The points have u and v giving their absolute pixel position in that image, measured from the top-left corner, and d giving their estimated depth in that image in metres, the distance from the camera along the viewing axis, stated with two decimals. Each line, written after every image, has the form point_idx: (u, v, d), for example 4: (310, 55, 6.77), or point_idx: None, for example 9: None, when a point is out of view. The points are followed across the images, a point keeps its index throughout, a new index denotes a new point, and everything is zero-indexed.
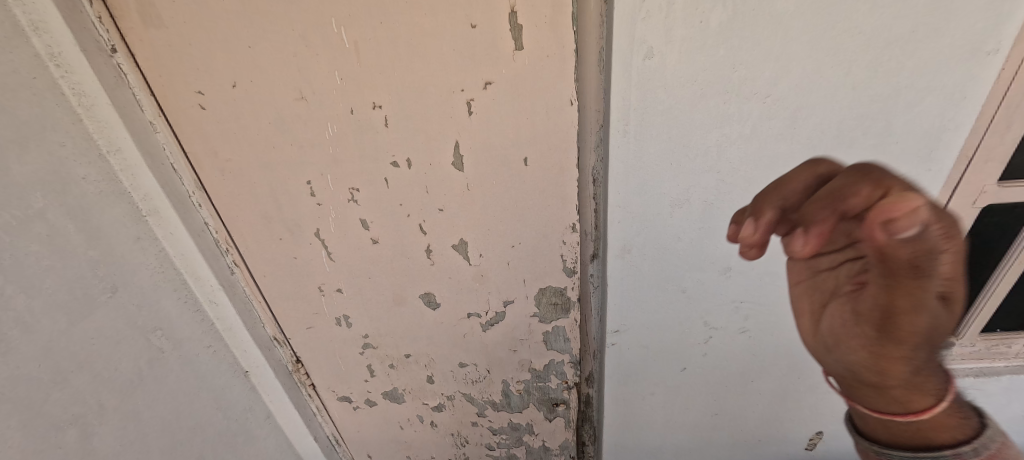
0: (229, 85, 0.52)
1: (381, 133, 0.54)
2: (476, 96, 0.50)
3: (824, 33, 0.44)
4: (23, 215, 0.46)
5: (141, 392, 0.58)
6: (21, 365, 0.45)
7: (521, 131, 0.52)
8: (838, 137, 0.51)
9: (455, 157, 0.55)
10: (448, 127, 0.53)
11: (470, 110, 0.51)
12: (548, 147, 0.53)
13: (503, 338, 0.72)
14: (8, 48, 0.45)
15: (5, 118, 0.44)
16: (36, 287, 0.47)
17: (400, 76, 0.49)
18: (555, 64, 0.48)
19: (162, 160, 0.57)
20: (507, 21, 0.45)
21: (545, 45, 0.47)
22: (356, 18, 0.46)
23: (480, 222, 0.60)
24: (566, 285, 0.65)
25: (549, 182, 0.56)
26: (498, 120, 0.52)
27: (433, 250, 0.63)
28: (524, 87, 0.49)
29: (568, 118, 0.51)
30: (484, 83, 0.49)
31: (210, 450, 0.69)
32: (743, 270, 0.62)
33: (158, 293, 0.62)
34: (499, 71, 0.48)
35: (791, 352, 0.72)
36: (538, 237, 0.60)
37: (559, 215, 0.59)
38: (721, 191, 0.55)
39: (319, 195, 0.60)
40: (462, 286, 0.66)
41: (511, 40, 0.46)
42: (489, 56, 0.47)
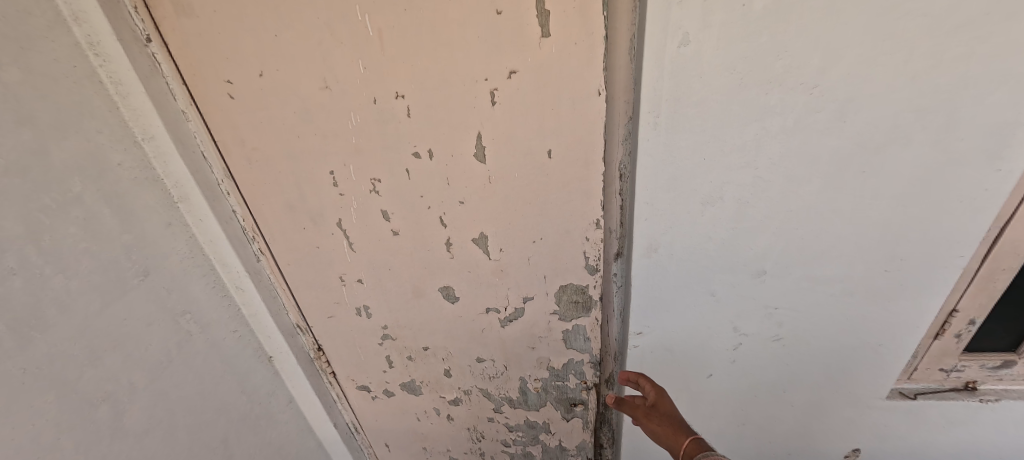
0: (257, 74, 0.52)
1: (403, 124, 0.53)
2: (500, 85, 0.48)
3: (882, 18, 0.40)
4: (59, 199, 0.48)
5: (168, 372, 0.61)
6: (57, 343, 0.48)
7: (545, 122, 0.50)
8: (892, 132, 0.46)
9: (477, 149, 0.53)
10: (470, 118, 0.51)
11: (493, 100, 0.49)
12: (573, 138, 0.51)
13: (522, 335, 0.71)
14: (49, 40, 0.47)
15: (45, 106, 0.47)
16: (73, 268, 0.49)
17: (425, 65, 0.48)
18: (582, 50, 0.45)
19: (193, 148, 0.58)
20: (534, 6, 0.43)
21: (572, 32, 0.44)
22: (380, 5, 0.44)
23: (501, 215, 0.58)
24: (588, 283, 0.63)
25: (575, 175, 0.53)
26: (523, 110, 0.49)
27: (452, 243, 0.62)
28: (549, 76, 0.47)
29: (596, 109, 0.48)
30: (509, 72, 0.47)
31: (235, 432, 0.72)
32: (779, 273, 0.58)
33: (187, 277, 0.64)
34: (525, 59, 0.46)
35: (828, 364, 0.67)
36: (561, 233, 0.58)
37: (583, 210, 0.56)
38: (758, 188, 0.52)
39: (339, 184, 0.59)
40: (481, 280, 0.65)
41: (538, 27, 0.44)
42: (515, 43, 0.45)
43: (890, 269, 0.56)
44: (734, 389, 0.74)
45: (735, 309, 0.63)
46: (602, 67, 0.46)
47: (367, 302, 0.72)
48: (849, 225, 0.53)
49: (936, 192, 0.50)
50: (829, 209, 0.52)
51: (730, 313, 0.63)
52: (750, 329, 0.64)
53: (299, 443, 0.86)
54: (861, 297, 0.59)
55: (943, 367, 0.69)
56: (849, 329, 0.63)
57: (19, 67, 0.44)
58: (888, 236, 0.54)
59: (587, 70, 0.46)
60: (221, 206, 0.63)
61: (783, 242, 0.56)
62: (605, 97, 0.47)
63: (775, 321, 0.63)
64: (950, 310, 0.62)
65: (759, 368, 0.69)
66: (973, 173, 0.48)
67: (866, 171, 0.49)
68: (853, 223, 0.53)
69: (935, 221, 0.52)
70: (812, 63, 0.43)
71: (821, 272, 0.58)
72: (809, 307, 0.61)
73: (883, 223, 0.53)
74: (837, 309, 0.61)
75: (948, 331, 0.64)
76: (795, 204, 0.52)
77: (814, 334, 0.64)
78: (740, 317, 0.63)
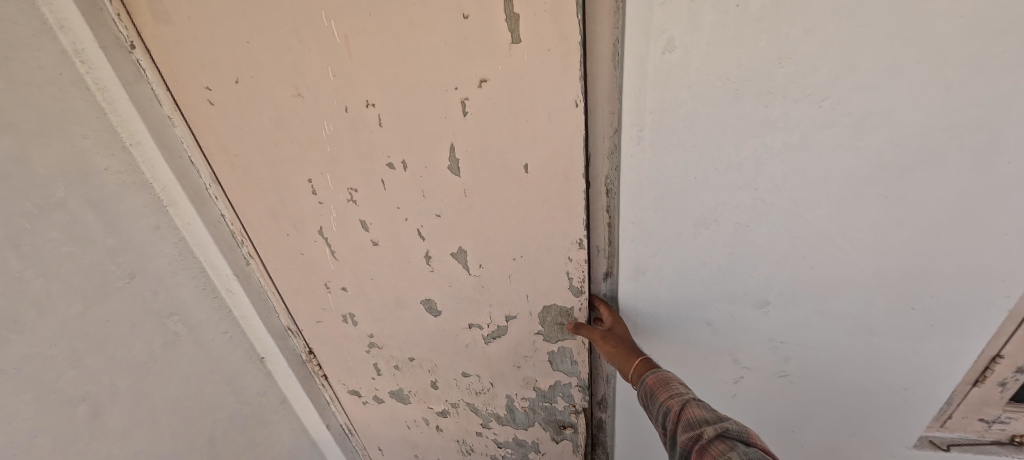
0: (231, 80, 0.49)
1: (375, 133, 0.50)
2: (471, 95, 0.45)
3: (906, 18, 0.33)
4: (41, 204, 0.49)
5: (152, 374, 0.62)
6: (35, 344, 0.49)
7: (520, 134, 0.46)
8: (920, 153, 0.39)
9: (451, 161, 0.50)
10: (442, 128, 0.48)
11: (464, 111, 0.46)
12: (550, 153, 0.47)
13: (507, 352, 0.68)
14: (34, 47, 0.47)
15: (27, 112, 0.47)
16: (55, 271, 0.50)
17: (392, 72, 0.45)
18: (557, 59, 0.41)
19: (179, 153, 0.56)
20: (502, 10, 0.39)
21: (544, 38, 0.40)
22: (343, 9, 0.42)
23: (480, 231, 0.55)
24: (572, 305, 0.59)
25: (554, 192, 0.50)
26: (497, 121, 0.46)
27: (432, 256, 0.60)
28: (523, 84, 0.43)
29: (574, 121, 0.44)
30: (479, 80, 0.44)
31: (222, 430, 0.73)
32: (783, 305, 0.52)
33: (177, 281, 0.64)
34: (494, 66, 0.43)
35: (846, 404, 0.60)
36: (542, 251, 0.55)
37: (565, 229, 0.52)
38: (758, 211, 0.46)
39: (316, 193, 0.57)
40: (462, 295, 0.63)
41: (508, 32, 0.40)
42: (485, 49, 0.42)
43: (917, 307, 0.49)
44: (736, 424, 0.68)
45: (735, 340, 0.57)
46: (580, 76, 0.41)
47: (352, 311, 0.70)
48: (867, 255, 0.46)
49: (973, 224, 0.42)
50: (843, 238, 0.46)
51: (727, 343, 0.58)
52: (751, 362, 0.59)
53: (291, 442, 0.87)
54: (883, 336, 0.52)
55: (983, 417, 0.60)
56: (867, 369, 0.56)
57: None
58: (915, 270, 0.46)
59: (564, 80, 0.42)
60: (209, 210, 0.61)
61: (789, 271, 0.50)
62: (583, 108, 0.43)
63: (781, 356, 0.57)
64: (993, 355, 0.53)
65: (764, 403, 0.64)
66: (1022, 202, 0.40)
67: (888, 196, 0.42)
68: (872, 255, 0.46)
69: (972, 255, 0.44)
70: (820, 71, 0.37)
71: (833, 306, 0.51)
72: (820, 343, 0.55)
73: (906, 256, 0.46)
74: (855, 347, 0.54)
75: (989, 378, 0.55)
76: (804, 230, 0.46)
77: (826, 372, 0.57)
78: (740, 347, 0.58)
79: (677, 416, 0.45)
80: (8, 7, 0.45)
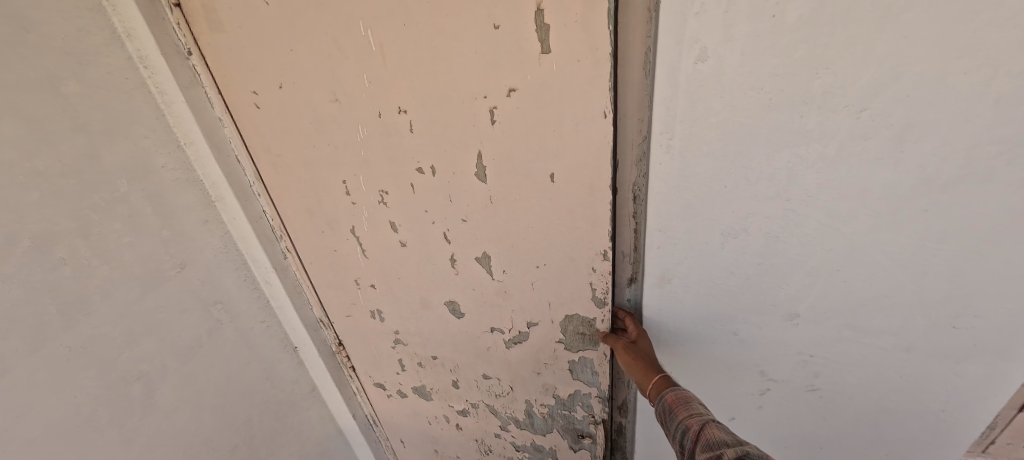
0: (276, 85, 0.52)
1: (405, 138, 0.52)
2: (499, 104, 0.46)
3: (953, 27, 0.32)
4: (107, 198, 0.53)
5: (198, 357, 0.66)
6: (98, 326, 0.54)
7: (546, 143, 0.47)
8: (968, 167, 0.38)
9: (478, 167, 0.51)
10: (470, 136, 0.49)
11: (492, 119, 0.47)
12: (577, 163, 0.47)
13: (527, 358, 0.69)
14: (104, 54, 0.52)
15: (99, 113, 0.52)
16: (117, 259, 0.55)
17: (425, 81, 0.47)
18: (586, 69, 0.41)
19: (227, 152, 0.60)
20: (533, 21, 0.40)
21: (573, 48, 0.41)
22: (381, 20, 0.44)
23: (504, 237, 0.56)
24: (595, 316, 0.59)
25: (579, 202, 0.50)
26: (525, 130, 0.47)
27: (456, 259, 0.61)
28: (550, 94, 0.44)
29: (601, 132, 0.45)
30: (507, 89, 0.45)
31: (257, 414, 0.77)
32: (815, 318, 0.51)
33: (222, 271, 0.68)
34: (523, 76, 0.44)
35: (880, 423, 0.58)
36: (565, 260, 0.55)
37: (589, 239, 0.53)
38: (790, 221, 0.45)
39: (350, 194, 0.60)
40: (485, 298, 0.64)
41: (538, 42, 0.41)
42: (514, 59, 0.43)
43: (960, 327, 0.47)
44: (762, 436, 0.67)
45: (763, 351, 0.56)
46: (610, 87, 0.42)
47: (380, 308, 0.73)
48: (906, 270, 0.45)
49: None
50: (880, 252, 0.44)
51: (753, 354, 0.57)
52: (779, 374, 0.58)
53: (319, 429, 0.91)
54: (921, 355, 0.50)
55: None
56: (901, 388, 0.53)
57: (74, 79, 0.50)
58: (958, 287, 0.44)
59: (592, 91, 0.43)
60: (253, 206, 0.65)
61: (821, 284, 0.48)
62: (612, 119, 0.43)
63: (811, 369, 0.56)
64: None
65: (791, 417, 0.62)
66: None
67: (930, 210, 0.41)
68: (912, 270, 0.45)
69: None
70: (858, 80, 0.36)
71: (867, 323, 0.49)
72: (853, 359, 0.53)
73: (949, 273, 0.44)
74: (891, 364, 0.52)
75: None
76: (837, 243, 0.45)
77: (858, 389, 0.55)
78: (766, 360, 0.57)
79: (696, 435, 0.45)
80: (84, 17, 0.49)
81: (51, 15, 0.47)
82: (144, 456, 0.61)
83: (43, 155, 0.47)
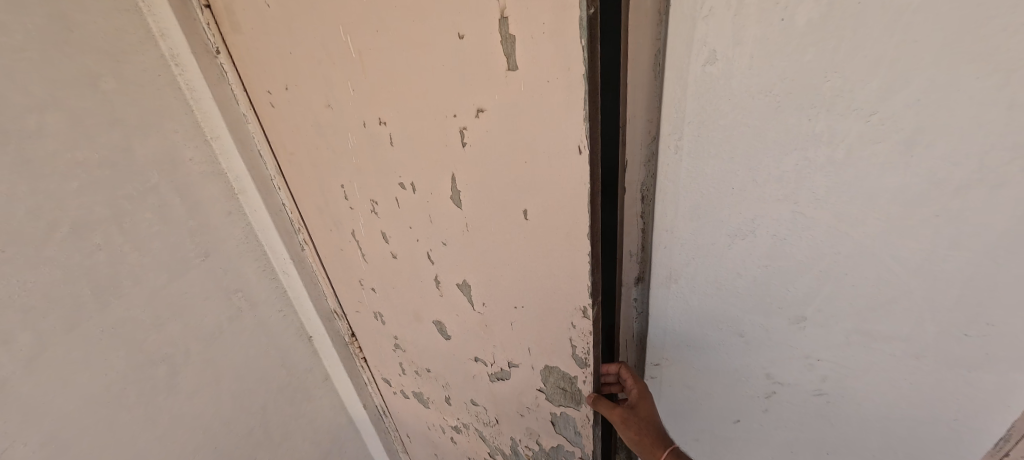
0: (284, 86, 0.53)
1: (388, 150, 0.50)
2: (469, 124, 0.41)
3: (966, 32, 0.32)
4: (140, 188, 0.57)
5: (218, 343, 0.69)
6: (129, 309, 0.57)
7: (520, 175, 0.41)
8: (980, 173, 0.37)
9: (452, 192, 0.48)
10: (444, 157, 0.45)
11: (463, 141, 0.42)
12: (552, 202, 0.40)
13: (510, 396, 0.66)
14: (140, 51, 0.55)
15: (134, 108, 0.55)
16: (147, 246, 0.58)
17: (399, 92, 0.44)
18: (558, 92, 0.34)
19: (250, 147, 0.63)
20: (498, 31, 0.34)
21: (543, 67, 0.33)
22: (358, 24, 0.41)
23: (482, 267, 0.53)
24: (577, 374, 0.54)
25: (556, 244, 0.43)
26: (496, 158, 0.42)
27: (441, 282, 0.60)
28: (521, 118, 0.37)
29: (575, 168, 0.37)
30: (476, 109, 0.39)
31: (272, 399, 0.80)
32: (822, 322, 0.51)
33: (243, 261, 0.71)
34: (491, 94, 0.38)
35: (888, 431, 0.57)
36: (546, 306, 0.50)
37: (568, 290, 0.46)
38: (799, 225, 0.45)
39: (348, 198, 0.60)
40: (469, 326, 0.62)
41: (503, 56, 0.35)
42: (481, 76, 0.37)
43: (971, 335, 0.46)
44: (768, 440, 0.67)
45: (769, 355, 0.56)
46: (585, 114, 0.33)
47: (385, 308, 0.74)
48: (915, 275, 0.44)
49: None
50: (890, 256, 0.44)
51: (759, 357, 0.57)
52: (786, 377, 0.58)
53: (331, 417, 0.94)
54: (931, 362, 0.49)
55: None
56: (910, 396, 0.53)
57: (112, 76, 0.53)
58: (970, 294, 0.43)
59: (566, 119, 0.35)
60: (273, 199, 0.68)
61: (829, 287, 0.48)
62: (588, 156, 0.35)
63: (819, 374, 0.55)
64: None
65: (798, 422, 0.62)
66: None
67: (941, 216, 0.40)
68: (922, 275, 0.44)
69: None
70: (868, 83, 0.36)
71: (875, 328, 0.49)
72: (860, 365, 0.53)
73: (961, 280, 0.43)
74: (899, 370, 0.51)
75: None
76: (845, 246, 0.45)
77: (864, 395, 0.55)
78: (773, 362, 0.57)
79: None
80: (122, 17, 0.52)
81: (93, 16, 0.50)
82: (167, 434, 0.64)
83: (83, 146, 0.51)
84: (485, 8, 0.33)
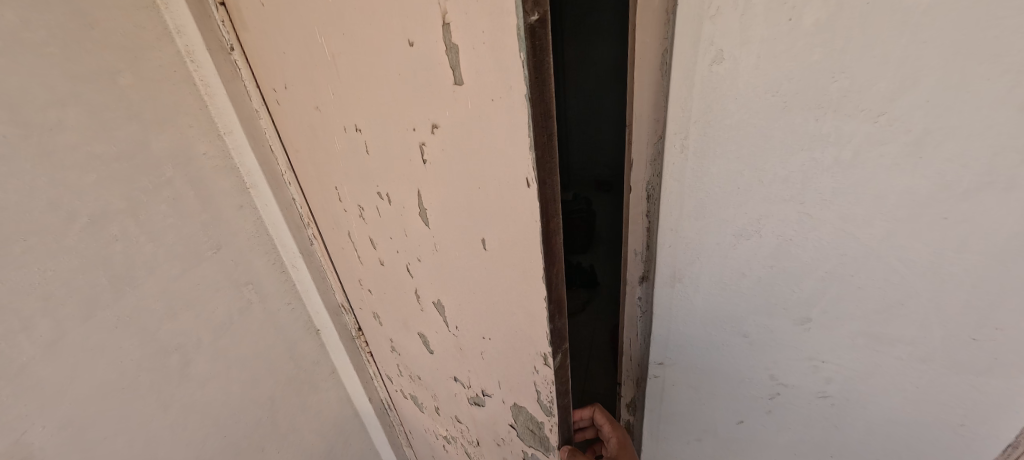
0: (281, 85, 0.53)
1: (365, 159, 0.47)
2: (428, 140, 0.37)
3: (976, 33, 0.32)
4: (155, 181, 0.58)
5: (229, 333, 0.71)
6: (144, 299, 0.59)
7: (477, 202, 0.37)
8: (989, 176, 0.37)
9: (419, 207, 0.45)
10: (410, 171, 0.42)
11: (425, 157, 0.39)
12: (507, 236, 0.37)
13: (489, 421, 0.65)
14: (157, 48, 0.56)
15: (150, 103, 0.56)
16: (161, 237, 0.60)
17: (367, 100, 0.40)
18: (502, 115, 0.29)
19: (262, 143, 0.64)
20: (441, 40, 0.29)
21: (487, 83, 0.29)
22: (325, 26, 0.39)
23: (452, 287, 0.50)
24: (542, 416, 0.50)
25: (513, 278, 0.39)
26: (454, 179, 0.38)
27: (420, 295, 0.58)
28: (472, 138, 0.33)
29: (524, 201, 0.32)
30: (433, 125, 0.36)
31: (280, 391, 0.82)
32: (827, 325, 0.51)
33: (253, 254, 0.72)
34: (442, 110, 0.34)
35: (894, 436, 0.57)
36: (511, 338, 0.46)
37: (529, 328, 0.42)
38: (805, 227, 0.45)
39: (341, 201, 0.59)
40: (447, 346, 0.61)
41: (448, 69, 0.31)
42: (433, 90, 0.33)
43: (979, 339, 0.45)
44: (771, 442, 0.66)
45: (775, 356, 0.56)
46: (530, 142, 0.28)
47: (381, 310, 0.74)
48: (922, 278, 0.44)
49: None
50: (896, 258, 0.44)
51: (763, 358, 0.57)
52: (791, 379, 0.57)
53: (337, 410, 0.96)
54: (938, 366, 0.49)
55: None
56: (916, 400, 0.52)
57: (129, 72, 0.54)
58: (978, 298, 0.43)
59: (513, 146, 0.30)
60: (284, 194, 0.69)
61: (834, 289, 0.48)
62: (535, 190, 0.31)
63: (823, 377, 0.55)
64: None
65: (801, 424, 0.62)
66: None
67: (948, 218, 0.40)
68: (930, 278, 0.44)
69: None
70: (875, 84, 0.36)
71: (882, 330, 0.49)
72: (865, 368, 0.52)
73: (969, 284, 0.43)
74: (905, 374, 0.51)
75: None
76: (852, 248, 0.45)
77: (870, 399, 0.55)
78: (777, 363, 0.57)
79: None
80: (140, 15, 0.54)
81: (113, 13, 0.51)
82: (178, 422, 0.66)
83: (101, 140, 0.52)
84: (428, 13, 0.29)
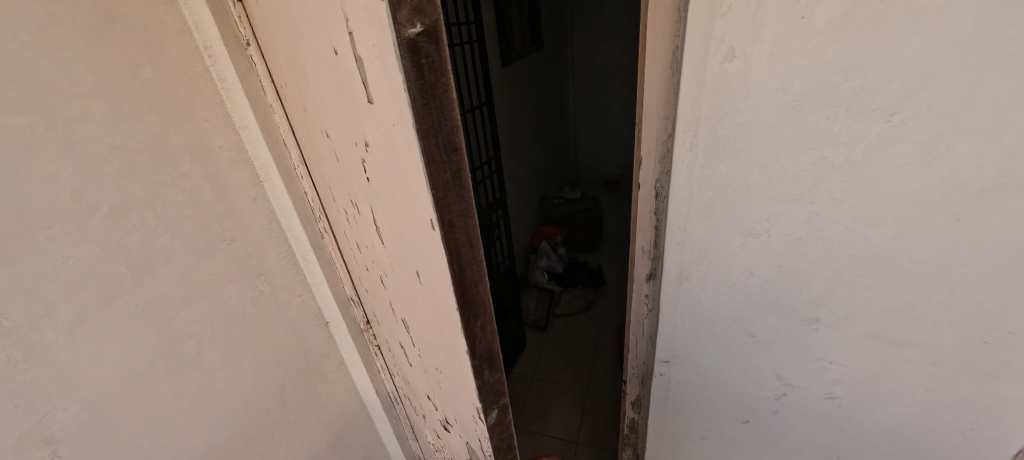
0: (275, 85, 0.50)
1: (335, 168, 0.41)
2: (365, 160, 0.30)
3: (992, 32, 0.32)
4: (172, 174, 0.54)
5: (243, 324, 0.67)
6: (162, 287, 0.54)
7: (410, 238, 0.30)
8: (1003, 178, 0.37)
9: (375, 229, 0.38)
10: (361, 189, 0.35)
11: (367, 176, 0.32)
12: (435, 281, 0.30)
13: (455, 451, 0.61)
14: (176, 40, 0.54)
15: (170, 96, 0.53)
16: (176, 229, 0.55)
17: (322, 106, 0.34)
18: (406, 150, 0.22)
19: (277, 137, 0.60)
20: (349, 49, 0.22)
21: (388, 107, 0.22)
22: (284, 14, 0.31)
23: (411, 317, 0.44)
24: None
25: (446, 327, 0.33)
26: (388, 206, 0.31)
27: (394, 315, 0.53)
28: (395, 168, 0.26)
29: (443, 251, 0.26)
30: (364, 143, 0.28)
31: (291, 383, 0.78)
32: (836, 325, 0.51)
33: (266, 247, 0.69)
34: (368, 129, 0.26)
35: (901, 438, 0.57)
36: (459, 386, 0.40)
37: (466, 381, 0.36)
38: (815, 226, 0.45)
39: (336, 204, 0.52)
40: (418, 371, 0.56)
41: (361, 84, 0.23)
42: (355, 108, 0.26)
43: (990, 342, 0.45)
44: (776, 442, 0.66)
45: (782, 356, 0.56)
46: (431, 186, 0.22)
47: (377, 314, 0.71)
48: (933, 279, 0.44)
49: None
50: (907, 259, 0.44)
51: (770, 358, 0.57)
52: (797, 380, 0.57)
53: (344, 402, 0.92)
54: (948, 369, 0.49)
55: None
56: (926, 402, 0.52)
57: (149, 66, 0.51)
58: (990, 301, 0.43)
59: (424, 189, 0.24)
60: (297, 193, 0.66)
61: (843, 290, 0.48)
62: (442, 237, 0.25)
63: (831, 378, 0.55)
64: None
65: (808, 425, 0.61)
66: None
67: (961, 220, 0.40)
68: (941, 280, 0.43)
69: None
70: (889, 84, 0.36)
71: (891, 332, 0.49)
72: (873, 370, 0.52)
73: (981, 286, 0.42)
74: (915, 376, 0.51)
75: None
76: (863, 248, 0.45)
77: (878, 401, 0.55)
78: (784, 363, 0.57)
79: None
80: (159, 9, 0.51)
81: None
82: (193, 421, 0.60)
83: (121, 130, 0.48)
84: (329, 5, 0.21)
